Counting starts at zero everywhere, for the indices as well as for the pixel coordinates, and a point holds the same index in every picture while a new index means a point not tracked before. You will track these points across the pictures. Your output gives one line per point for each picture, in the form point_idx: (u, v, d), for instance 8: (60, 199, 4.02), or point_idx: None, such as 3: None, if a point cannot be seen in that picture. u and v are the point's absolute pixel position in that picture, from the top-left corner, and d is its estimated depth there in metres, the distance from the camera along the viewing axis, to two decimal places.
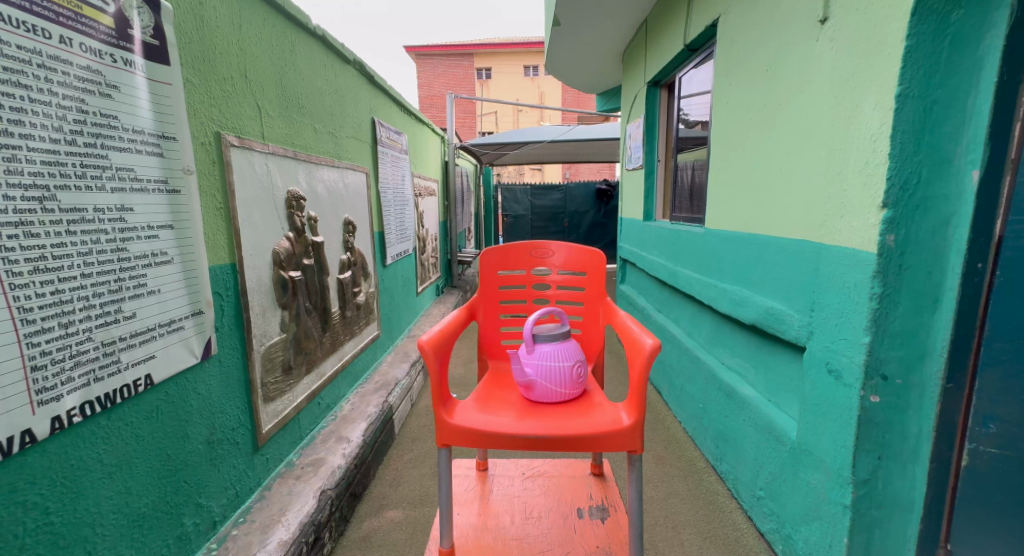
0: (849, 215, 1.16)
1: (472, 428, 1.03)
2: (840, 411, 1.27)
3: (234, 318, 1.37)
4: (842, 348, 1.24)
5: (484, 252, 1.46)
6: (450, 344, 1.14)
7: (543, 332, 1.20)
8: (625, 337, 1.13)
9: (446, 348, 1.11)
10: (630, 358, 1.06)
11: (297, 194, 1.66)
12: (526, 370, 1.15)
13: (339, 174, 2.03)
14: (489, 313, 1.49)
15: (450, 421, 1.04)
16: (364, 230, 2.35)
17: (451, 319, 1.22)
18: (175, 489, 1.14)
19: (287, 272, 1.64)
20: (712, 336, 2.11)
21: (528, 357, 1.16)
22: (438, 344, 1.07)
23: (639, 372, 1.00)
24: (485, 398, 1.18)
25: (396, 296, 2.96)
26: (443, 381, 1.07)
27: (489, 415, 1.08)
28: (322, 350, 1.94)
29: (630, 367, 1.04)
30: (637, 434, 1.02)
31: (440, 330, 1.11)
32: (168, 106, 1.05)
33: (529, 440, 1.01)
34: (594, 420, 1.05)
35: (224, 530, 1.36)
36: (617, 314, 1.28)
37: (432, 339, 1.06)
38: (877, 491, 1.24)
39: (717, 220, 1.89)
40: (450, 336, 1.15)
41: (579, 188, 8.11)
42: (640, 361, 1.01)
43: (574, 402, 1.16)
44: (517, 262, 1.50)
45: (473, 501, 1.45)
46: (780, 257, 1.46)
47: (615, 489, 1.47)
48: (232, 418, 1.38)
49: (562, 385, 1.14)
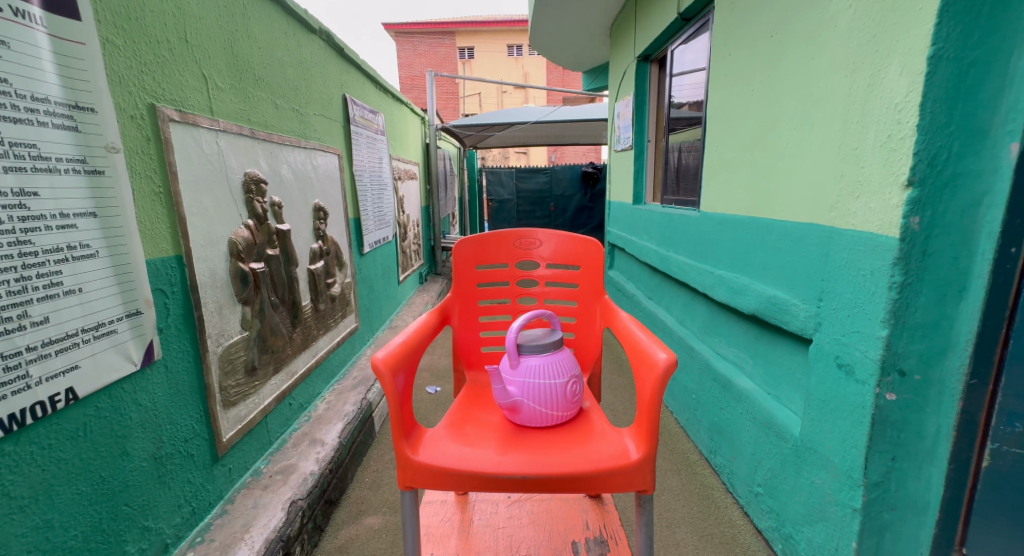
0: (866, 195, 1.05)
1: (441, 467, 0.90)
2: (852, 410, 1.17)
3: (182, 318, 1.23)
4: (854, 341, 1.14)
5: (459, 243, 1.33)
6: (416, 359, 1.02)
7: (532, 342, 1.06)
8: (630, 346, 1.02)
9: (410, 365, 0.98)
10: (639, 373, 0.95)
11: (256, 176, 1.50)
12: (510, 389, 1.03)
13: (307, 155, 1.87)
14: (466, 314, 1.35)
15: (415, 458, 0.91)
16: (338, 217, 2.19)
17: (419, 327, 1.08)
18: (113, 514, 1.05)
19: (247, 264, 1.49)
20: (706, 324, 2.01)
21: (512, 372, 1.04)
22: (401, 361, 0.94)
23: (650, 393, 0.89)
24: (461, 423, 1.06)
25: (375, 286, 2.82)
26: (407, 406, 0.95)
27: (467, 448, 0.96)
28: (292, 348, 1.80)
29: (641, 385, 0.93)
30: (648, 469, 0.91)
31: (403, 343, 0.98)
32: (80, 69, 0.90)
33: (514, 481, 0.90)
34: (595, 451, 0.94)
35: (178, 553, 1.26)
36: (617, 317, 1.16)
37: (393, 356, 0.93)
38: (889, 493, 1.16)
39: (713, 203, 1.78)
40: (416, 349, 1.02)
41: (565, 171, 7.93)
42: (652, 378, 0.89)
43: (570, 426, 1.05)
44: (500, 254, 1.38)
45: (450, 536, 1.33)
46: (785, 243, 1.35)
47: (613, 514, 1.37)
48: (185, 429, 1.27)
49: (553, 407, 1.02)
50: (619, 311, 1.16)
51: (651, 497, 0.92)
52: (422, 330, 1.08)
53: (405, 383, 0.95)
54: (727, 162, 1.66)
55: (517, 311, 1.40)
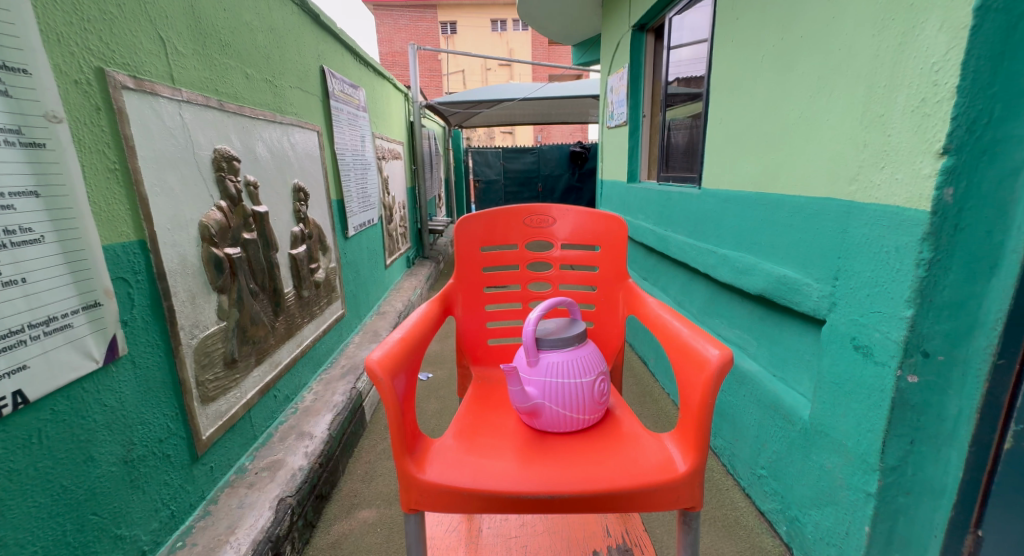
0: (893, 165, 0.97)
1: (453, 486, 0.83)
2: (869, 392, 1.11)
3: (150, 309, 1.14)
4: (873, 322, 1.07)
5: (463, 221, 1.25)
6: (418, 357, 0.93)
7: (552, 334, 0.98)
8: (668, 339, 0.94)
9: (411, 364, 0.89)
10: (682, 373, 0.88)
11: (227, 153, 1.37)
12: (530, 390, 0.94)
13: (283, 131, 1.73)
14: (470, 302, 1.27)
15: (422, 477, 0.83)
16: (320, 198, 2.07)
17: (418, 322, 0.98)
18: (79, 525, 0.98)
19: (221, 249, 1.37)
20: (707, 305, 1.94)
21: (531, 372, 0.95)
22: (400, 361, 0.85)
23: (701, 397, 0.82)
24: (470, 430, 0.99)
25: (362, 271, 2.71)
26: (409, 412, 0.87)
27: (483, 462, 0.88)
28: (275, 337, 1.70)
29: (687, 387, 0.86)
30: (696, 483, 0.84)
31: (402, 340, 0.89)
32: (7, 24, 0.78)
33: (542, 502, 0.82)
34: (633, 463, 0.87)
35: None
36: (646, 304, 1.09)
37: (391, 357, 0.84)
38: (905, 477, 1.11)
39: (716, 179, 1.70)
40: (417, 345, 0.93)
41: (553, 150, 7.78)
42: (702, 380, 0.82)
43: (597, 431, 0.98)
44: (504, 234, 1.30)
45: (458, 547, 1.27)
46: (797, 219, 1.28)
47: (635, 518, 1.32)
48: (158, 428, 1.19)
49: (576, 409, 0.95)
50: (648, 297, 1.09)
51: (697, 512, 0.86)
52: (422, 322, 0.99)
53: (407, 386, 0.87)
54: (732, 134, 1.58)
55: (526, 298, 1.32)
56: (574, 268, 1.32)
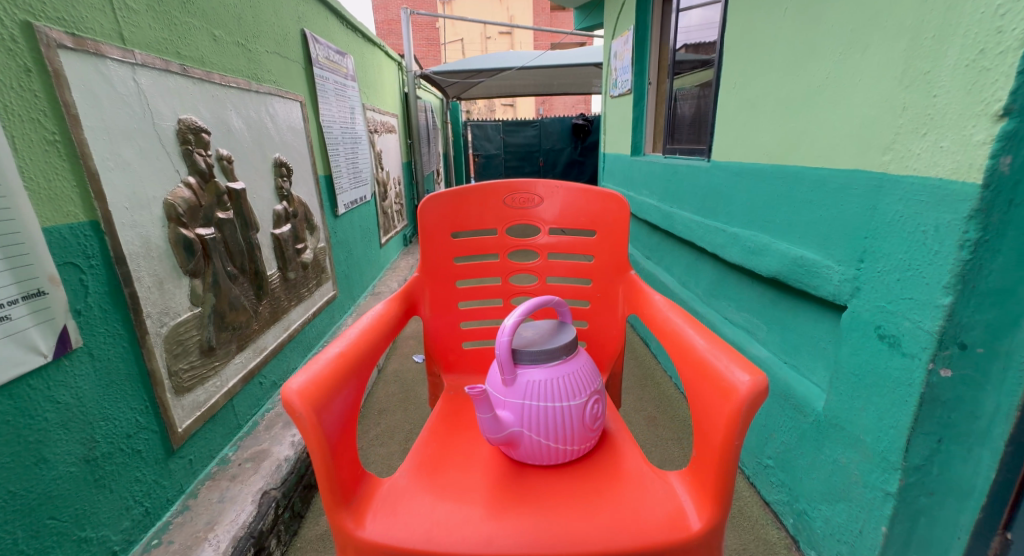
0: (937, 131, 0.85)
1: (405, 548, 0.73)
2: (894, 387, 1.01)
3: (108, 296, 1.04)
4: (903, 310, 0.95)
5: (429, 197, 1.15)
6: (361, 376, 0.83)
7: (532, 346, 0.87)
8: (682, 356, 0.83)
9: (348, 390, 0.78)
10: (702, 400, 0.76)
11: (193, 124, 1.25)
12: (504, 414, 0.85)
13: (260, 101, 1.60)
14: (439, 287, 1.18)
15: (360, 534, 0.74)
16: (305, 174, 1.95)
17: (361, 335, 0.87)
18: (34, 531, 0.92)
19: (191, 230, 1.26)
20: (714, 286, 1.84)
21: (507, 392, 0.85)
22: (331, 387, 0.75)
23: (726, 433, 0.70)
24: (437, 468, 0.89)
25: (354, 250, 2.61)
26: (347, 447, 0.77)
27: (444, 513, 0.79)
28: (258, 322, 1.61)
29: (707, 420, 0.75)
30: (712, 540, 0.75)
31: (337, 359, 0.79)
32: None
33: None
34: (633, 514, 0.78)
35: None
36: (652, 301, 1.00)
37: (318, 384, 0.73)
38: (929, 477, 1.01)
39: (728, 150, 1.57)
40: (360, 362, 0.83)
41: (555, 123, 7.57)
42: (727, 412, 0.70)
43: (590, 470, 0.89)
44: (485, 215, 1.20)
45: None
46: (818, 194, 1.16)
47: None
48: (126, 423, 1.12)
49: (558, 433, 0.85)
50: (656, 296, 1.00)
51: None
52: (368, 332, 0.89)
53: (344, 416, 0.76)
54: (747, 101, 1.45)
55: (508, 293, 1.24)
56: (565, 257, 1.21)
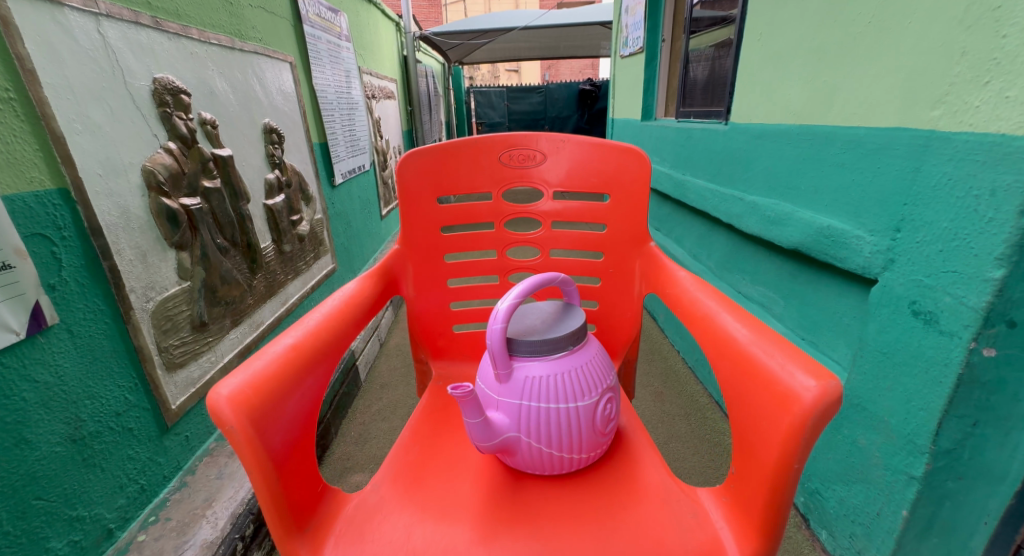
0: (1003, 79, 0.75)
1: None
2: (926, 366, 0.93)
3: (85, 270, 0.98)
4: (944, 284, 0.87)
5: (404, 156, 1.07)
6: (319, 369, 0.74)
7: (530, 335, 0.79)
8: (718, 349, 0.74)
9: (298, 391, 0.69)
10: (749, 405, 0.67)
11: (170, 83, 1.16)
12: (497, 417, 0.77)
13: (245, 61, 1.50)
14: (426, 261, 1.12)
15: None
16: (298, 141, 1.86)
17: (318, 323, 0.78)
18: (19, 512, 0.89)
19: (176, 200, 1.19)
20: (727, 258, 1.75)
21: (501, 390, 0.78)
22: (276, 388, 0.66)
23: (787, 451, 0.61)
24: (425, 483, 0.83)
25: (354, 221, 2.53)
26: (300, 455, 0.69)
27: (421, 537, 0.74)
28: (253, 296, 1.54)
29: (755, 434, 0.66)
30: None
31: (287, 353, 0.70)
32: None
33: None
34: (656, 545, 0.71)
35: (129, 535, 1.10)
36: (676, 279, 0.92)
37: (257, 387, 0.64)
38: (959, 461, 0.94)
39: (751, 110, 1.46)
40: (318, 354, 0.75)
41: (561, 89, 7.35)
42: (786, 427, 0.61)
43: (604, 486, 0.82)
44: (475, 176, 1.11)
45: None
46: (851, 156, 1.06)
47: None
48: (115, 401, 1.07)
49: (551, 433, 0.78)
50: (681, 272, 0.92)
51: None
52: (330, 320, 0.80)
53: (294, 421, 0.68)
54: (774, 55, 1.33)
55: (505, 270, 1.17)
56: (571, 228, 1.13)
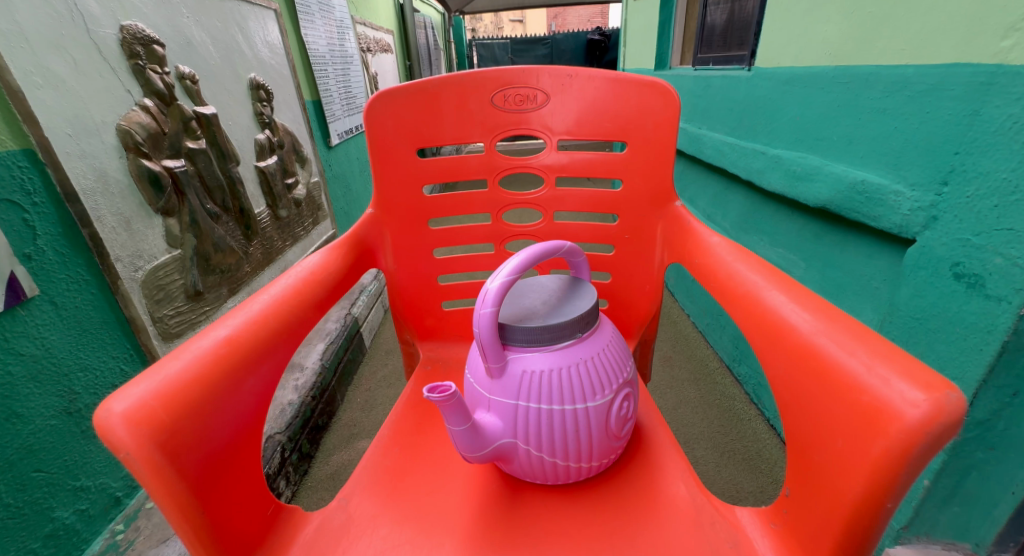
0: None
1: None
2: (965, 332, 0.86)
3: (63, 238, 0.92)
4: (995, 242, 0.79)
5: (369, 104, 0.98)
6: (264, 361, 0.67)
7: (525, 322, 0.72)
8: (770, 337, 0.66)
9: (234, 395, 0.62)
10: (811, 411, 0.59)
11: (138, 33, 1.07)
12: (491, 418, 0.72)
13: (225, 9, 1.39)
14: (411, 225, 1.05)
15: None
16: (288, 98, 1.76)
17: (263, 311, 0.70)
18: (20, 485, 0.86)
19: (157, 162, 1.11)
20: (744, 217, 1.66)
21: (496, 381, 0.73)
22: (200, 394, 0.58)
23: (869, 484, 0.52)
24: (415, 493, 0.80)
25: (353, 184, 2.45)
26: (237, 464, 0.62)
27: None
28: (250, 265, 1.49)
29: (822, 451, 0.57)
30: None
31: (218, 350, 0.62)
32: None
33: None
34: None
35: (136, 503, 1.10)
36: (708, 245, 0.84)
37: (168, 397, 0.55)
38: (992, 432, 0.88)
39: (780, 52, 1.33)
40: (261, 344, 0.67)
41: (568, 41, 7.04)
42: (869, 458, 0.52)
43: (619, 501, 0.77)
44: (463, 127, 1.02)
45: None
46: (894, 101, 0.96)
47: None
48: (109, 373, 1.03)
49: (546, 429, 0.72)
50: (714, 238, 0.84)
51: None
52: (277, 310, 0.72)
53: (228, 431, 0.61)
54: None
55: (501, 236, 1.09)
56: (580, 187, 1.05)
